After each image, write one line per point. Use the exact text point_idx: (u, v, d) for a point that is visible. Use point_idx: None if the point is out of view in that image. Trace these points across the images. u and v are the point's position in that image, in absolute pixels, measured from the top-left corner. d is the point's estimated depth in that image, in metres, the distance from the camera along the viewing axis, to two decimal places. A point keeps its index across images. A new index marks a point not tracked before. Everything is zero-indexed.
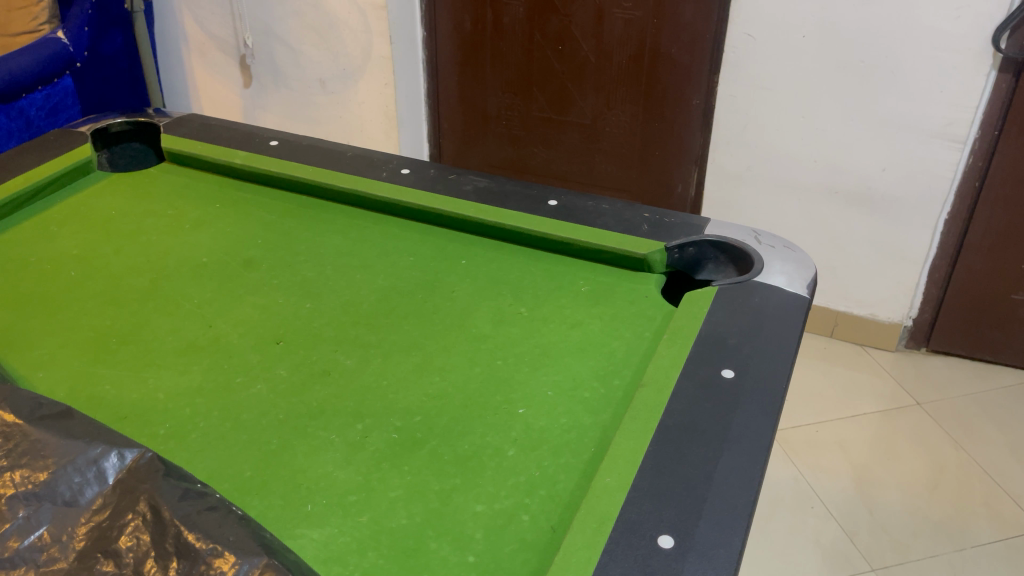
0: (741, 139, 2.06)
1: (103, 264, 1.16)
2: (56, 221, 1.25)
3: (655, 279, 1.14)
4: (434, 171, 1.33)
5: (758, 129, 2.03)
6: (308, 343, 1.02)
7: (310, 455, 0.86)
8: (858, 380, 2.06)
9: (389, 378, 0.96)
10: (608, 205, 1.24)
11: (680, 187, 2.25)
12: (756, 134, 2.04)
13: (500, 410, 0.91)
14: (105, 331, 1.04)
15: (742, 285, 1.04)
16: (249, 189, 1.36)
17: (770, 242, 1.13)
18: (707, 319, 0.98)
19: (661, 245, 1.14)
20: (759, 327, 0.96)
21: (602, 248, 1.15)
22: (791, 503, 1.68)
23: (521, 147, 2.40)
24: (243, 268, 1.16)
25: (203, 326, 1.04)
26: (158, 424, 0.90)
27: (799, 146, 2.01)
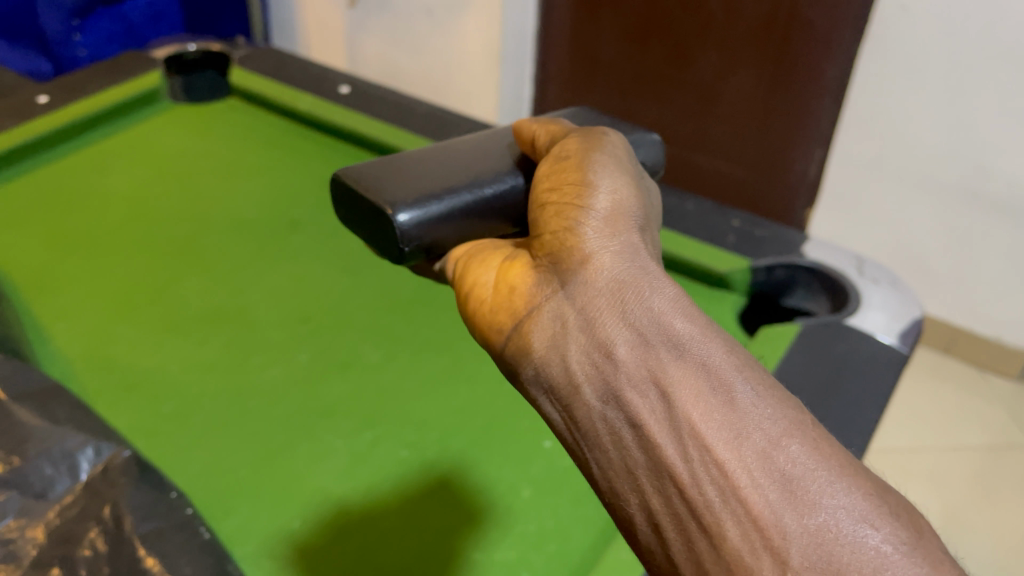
0: (882, 141, 1.70)
1: (149, 207, 1.11)
2: (113, 152, 1.21)
3: (733, 302, 1.01)
4: None
5: (908, 131, 1.65)
6: (335, 327, 0.95)
7: (311, 461, 0.80)
8: (978, 393, 1.85)
9: (411, 383, 0.88)
10: (694, 206, 1.09)
11: (800, 165, 1.85)
12: (908, 130, 1.65)
13: (511, 435, 0.83)
14: (136, 284, 0.99)
15: (832, 332, 0.91)
16: (314, 136, 1.26)
17: (874, 275, 0.99)
18: (779, 371, 0.87)
19: (746, 265, 0.99)
20: (833, 392, 0.84)
21: (675, 257, 1.02)
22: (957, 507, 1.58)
23: (631, 98, 2.00)
24: (287, 230, 1.09)
25: (232, 293, 0.99)
26: (163, 402, 0.85)
27: (961, 142, 1.61)
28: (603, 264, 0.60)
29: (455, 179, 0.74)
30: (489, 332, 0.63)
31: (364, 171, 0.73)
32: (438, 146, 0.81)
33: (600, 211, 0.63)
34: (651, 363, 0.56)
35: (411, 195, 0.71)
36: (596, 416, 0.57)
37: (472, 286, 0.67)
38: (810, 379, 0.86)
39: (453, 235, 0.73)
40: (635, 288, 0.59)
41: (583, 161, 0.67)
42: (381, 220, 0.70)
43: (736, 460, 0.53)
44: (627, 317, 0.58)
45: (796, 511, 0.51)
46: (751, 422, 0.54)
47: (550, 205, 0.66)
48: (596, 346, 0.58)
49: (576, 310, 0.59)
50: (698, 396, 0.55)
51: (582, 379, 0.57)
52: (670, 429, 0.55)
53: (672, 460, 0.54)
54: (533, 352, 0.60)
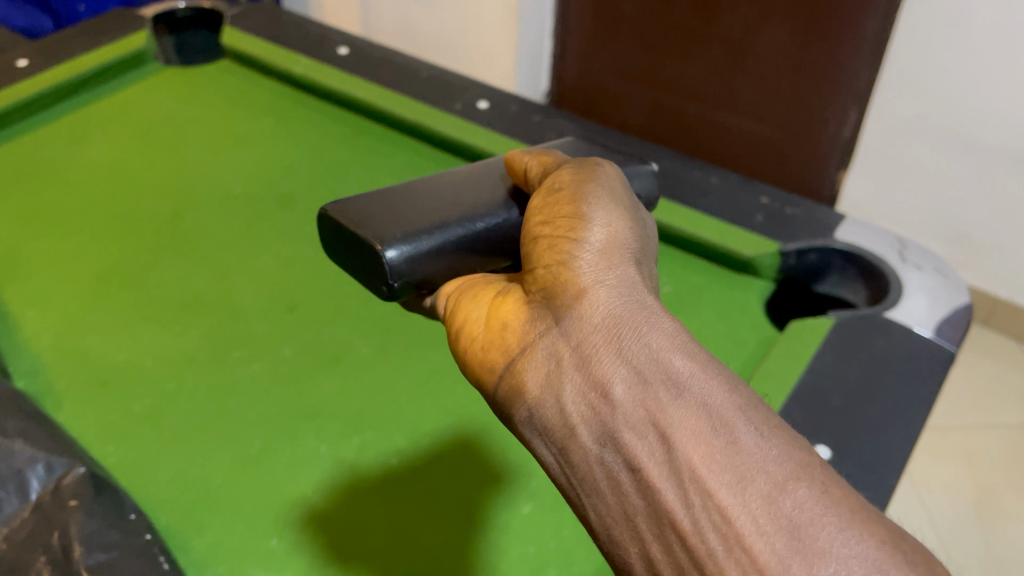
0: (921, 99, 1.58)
1: (130, 180, 1.03)
2: (96, 118, 1.13)
3: (760, 288, 0.92)
4: (518, 107, 1.12)
5: (950, 88, 1.52)
6: (324, 315, 0.87)
7: (292, 469, 0.73)
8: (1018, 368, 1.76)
9: (403, 379, 0.81)
10: (718, 179, 1.00)
11: (832, 126, 1.74)
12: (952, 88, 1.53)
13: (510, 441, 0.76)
14: (113, 265, 0.92)
15: (868, 323, 0.82)
16: (309, 102, 1.18)
17: (918, 260, 0.89)
18: (810, 369, 0.78)
19: (776, 248, 0.90)
20: (871, 393, 0.75)
21: (697, 239, 0.93)
22: (994, 490, 1.50)
23: (655, 53, 1.89)
24: (277, 206, 1.01)
25: (215, 277, 0.91)
26: (135, 400, 0.79)
27: (1012, 101, 1.48)
28: (599, 296, 0.54)
29: (448, 210, 0.67)
30: (480, 372, 0.58)
31: (350, 202, 0.66)
32: (432, 173, 0.74)
33: (597, 239, 0.57)
34: (651, 402, 0.51)
35: (399, 229, 0.64)
36: (592, 460, 0.51)
37: (462, 321, 0.61)
38: (846, 379, 0.77)
39: (445, 272, 0.66)
40: (631, 324, 0.53)
41: (576, 194, 0.60)
42: (366, 255, 0.63)
43: (741, 509, 0.47)
44: (624, 353, 0.52)
45: (804, 562, 0.46)
46: (757, 468, 0.48)
47: (542, 237, 0.59)
48: (591, 386, 0.52)
49: (571, 347, 0.54)
50: (701, 438, 0.49)
51: (578, 422, 0.52)
52: (671, 475, 0.49)
53: (674, 508, 0.48)
54: (526, 393, 0.55)
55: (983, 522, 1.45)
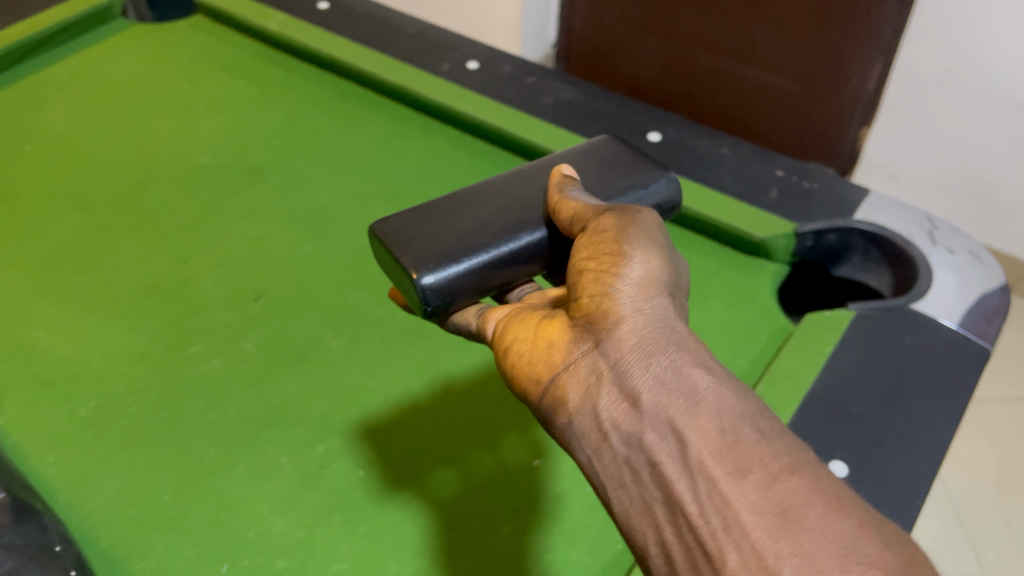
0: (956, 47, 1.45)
1: (88, 152, 0.95)
2: (56, 82, 1.04)
3: (774, 273, 0.83)
4: (511, 68, 1.03)
5: (987, 44, 1.40)
6: (293, 306, 0.79)
7: (250, 483, 0.66)
8: None
9: (378, 379, 0.74)
10: (730, 150, 0.91)
11: (855, 80, 1.51)
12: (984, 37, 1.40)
13: (489, 452, 0.69)
14: (65, 248, 0.84)
15: (892, 316, 0.73)
16: (286, 62, 1.08)
17: (949, 241, 0.79)
18: (825, 371, 0.69)
19: (790, 228, 0.81)
20: (893, 401, 0.67)
21: (705, 218, 0.84)
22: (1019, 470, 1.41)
23: (668, 2, 1.65)
24: (246, 179, 0.92)
25: (175, 261, 0.83)
26: (81, 402, 0.72)
27: None
28: (638, 314, 0.51)
29: (493, 224, 0.62)
30: (524, 389, 0.55)
31: (394, 220, 0.62)
32: (487, 178, 0.68)
33: (643, 263, 0.53)
34: (673, 404, 0.48)
35: (438, 252, 0.60)
36: (618, 459, 0.49)
37: (508, 341, 0.57)
38: (865, 383, 0.68)
39: (488, 287, 0.62)
40: (664, 342, 0.50)
41: (622, 226, 0.56)
42: (405, 280, 0.60)
43: (747, 501, 0.44)
44: (655, 362, 0.49)
45: (792, 538, 0.42)
46: (762, 462, 0.45)
47: (585, 260, 0.55)
48: (623, 392, 0.49)
49: (609, 360, 0.50)
50: (711, 434, 0.46)
51: (608, 425, 0.49)
52: (683, 467, 0.46)
53: (684, 498, 0.45)
54: (568, 405, 0.52)
55: (1007, 503, 1.37)
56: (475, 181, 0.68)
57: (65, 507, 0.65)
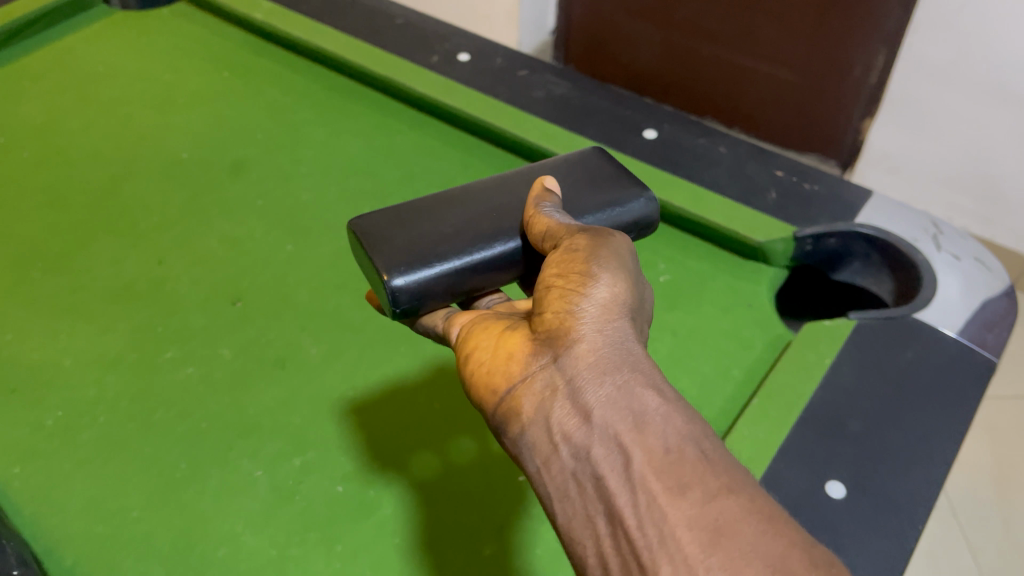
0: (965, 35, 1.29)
1: (63, 145, 0.92)
2: (33, 72, 1.01)
3: (772, 278, 0.80)
4: (502, 61, 0.99)
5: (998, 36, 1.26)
6: (272, 309, 0.76)
7: (222, 498, 0.64)
8: None
9: (358, 388, 0.71)
10: (727, 149, 0.88)
11: (857, 71, 1.49)
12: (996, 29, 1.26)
13: (471, 468, 0.66)
14: (36, 247, 0.81)
15: (894, 328, 0.70)
16: (271, 52, 1.05)
17: (954, 247, 0.76)
18: (822, 386, 0.66)
19: (790, 232, 0.78)
20: (893, 419, 0.64)
21: (701, 220, 0.80)
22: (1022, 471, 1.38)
23: None
24: (226, 174, 0.89)
25: (149, 261, 0.80)
26: (47, 411, 0.69)
27: None
28: (597, 332, 0.51)
29: (473, 226, 0.60)
30: (480, 398, 0.54)
31: (372, 217, 0.60)
32: (471, 182, 0.65)
33: (609, 281, 0.52)
34: (622, 423, 0.47)
35: (412, 253, 0.57)
36: (565, 471, 0.48)
37: (471, 350, 0.56)
38: (864, 400, 0.65)
39: (464, 292, 0.60)
40: (619, 364, 0.49)
41: (591, 243, 0.54)
42: (377, 280, 0.58)
43: (683, 517, 0.43)
44: (609, 378, 0.49)
45: (726, 560, 0.42)
46: (705, 484, 0.45)
47: (550, 274, 0.54)
48: (575, 406, 0.49)
49: (565, 374, 0.50)
50: (655, 451, 0.46)
51: (559, 436, 0.49)
52: (626, 481, 0.46)
53: (624, 512, 0.45)
54: (523, 415, 0.51)
55: (1009, 505, 1.34)
56: (459, 185, 0.65)
57: (28, 523, 0.62)
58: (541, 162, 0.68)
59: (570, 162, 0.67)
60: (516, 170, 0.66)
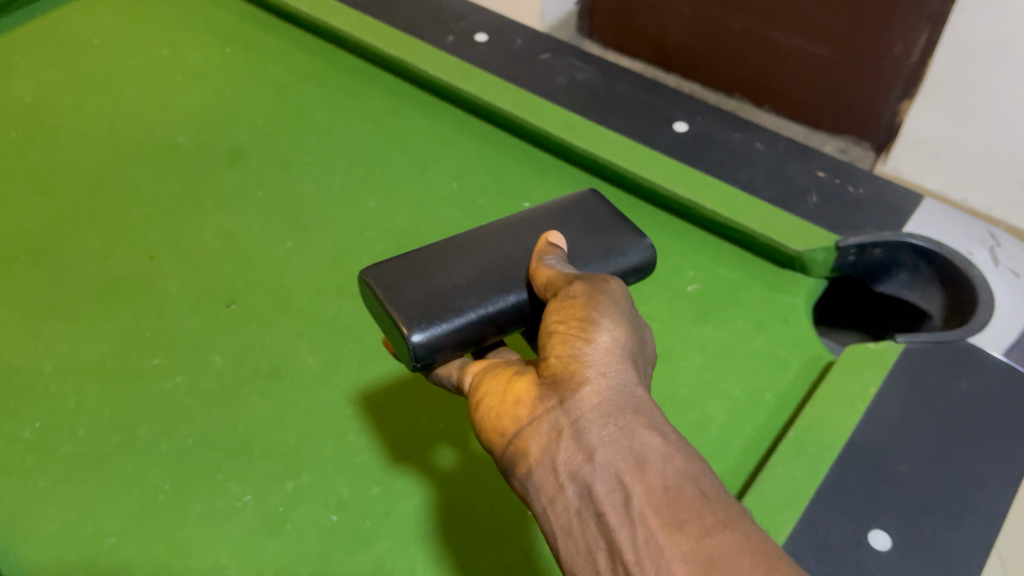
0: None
1: (52, 125, 0.86)
2: (26, 45, 0.95)
3: (811, 288, 0.73)
4: (523, 42, 0.93)
5: None
6: (269, 314, 0.71)
7: (206, 526, 0.59)
8: None
9: (358, 404, 0.65)
10: (763, 146, 0.81)
11: (898, 49, 1.23)
12: None
13: (476, 497, 0.60)
14: (18, 238, 0.76)
15: (944, 356, 0.63)
16: (276, 26, 0.98)
17: (1015, 261, 0.69)
18: (866, 419, 0.60)
19: (833, 241, 0.71)
20: (943, 460, 0.58)
21: (735, 226, 0.74)
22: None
23: None
24: (225, 161, 0.83)
25: (139, 257, 0.75)
26: (24, 422, 0.64)
27: None
28: (602, 373, 0.47)
29: (495, 273, 0.56)
30: (485, 438, 0.50)
31: (385, 265, 0.56)
32: (481, 225, 0.61)
33: (612, 324, 0.49)
34: (624, 462, 0.44)
35: (432, 305, 0.53)
36: (564, 508, 0.45)
37: (481, 396, 0.51)
38: (911, 437, 0.59)
39: (491, 340, 0.56)
40: (623, 403, 0.46)
41: (592, 284, 0.51)
42: (396, 332, 0.54)
43: (679, 552, 0.41)
44: (611, 417, 0.46)
45: None
46: (707, 522, 0.42)
47: (550, 320, 0.51)
48: (579, 446, 0.45)
49: (571, 415, 0.46)
50: (655, 488, 0.44)
51: (565, 475, 0.46)
52: (626, 517, 0.43)
53: (623, 545, 0.43)
54: (529, 456, 0.47)
55: None
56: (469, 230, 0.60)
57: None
58: (552, 201, 0.63)
59: (577, 205, 0.62)
60: (525, 212, 0.62)
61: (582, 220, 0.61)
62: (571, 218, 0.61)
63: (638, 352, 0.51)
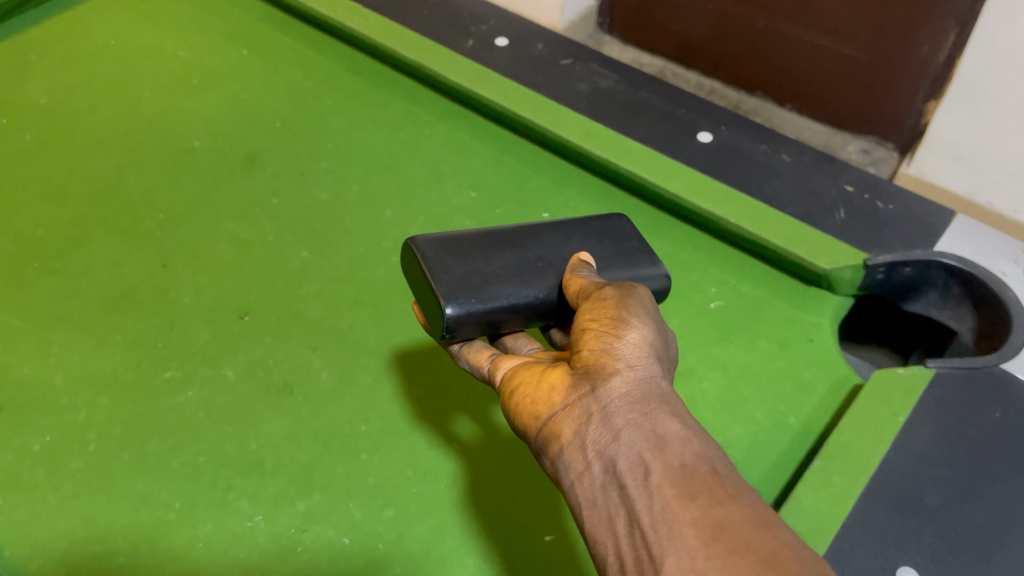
0: None
1: (67, 129, 0.85)
2: (43, 45, 0.94)
3: (834, 307, 0.71)
4: (544, 47, 0.91)
5: None
6: (282, 326, 0.70)
7: (216, 548, 0.58)
8: None
9: (372, 422, 0.64)
10: (790, 158, 0.79)
11: (924, 50, 1.13)
12: None
13: (490, 523, 0.59)
14: (31, 245, 0.75)
15: (976, 384, 0.61)
16: (294, 28, 0.97)
17: None
18: (894, 449, 0.58)
19: (859, 260, 0.69)
20: (975, 494, 0.56)
21: (759, 241, 0.72)
22: None
23: None
24: (240, 167, 0.82)
25: (152, 265, 0.74)
26: (34, 436, 0.63)
27: None
28: (631, 364, 0.47)
29: (536, 264, 0.55)
30: (518, 424, 0.50)
31: (434, 238, 0.55)
32: (524, 225, 0.59)
33: (643, 323, 0.49)
34: (647, 441, 0.44)
35: (471, 283, 0.53)
36: (589, 485, 0.45)
37: (511, 383, 0.51)
38: (942, 469, 0.57)
39: (511, 326, 0.56)
40: (650, 392, 0.46)
41: (625, 286, 0.52)
42: (431, 300, 0.53)
43: (691, 519, 0.40)
44: (637, 402, 0.46)
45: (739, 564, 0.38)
46: (723, 496, 0.41)
47: (581, 318, 0.51)
48: (606, 427, 0.45)
49: (600, 400, 0.46)
50: (673, 464, 0.43)
51: (593, 454, 0.45)
52: (644, 488, 0.42)
53: (640, 512, 0.42)
54: (560, 437, 0.47)
55: None
56: (515, 226, 0.59)
57: (8, 566, 0.57)
58: (592, 216, 0.62)
59: (612, 227, 0.61)
60: (564, 221, 0.60)
61: (614, 242, 0.59)
62: (605, 236, 0.60)
63: (667, 354, 0.50)
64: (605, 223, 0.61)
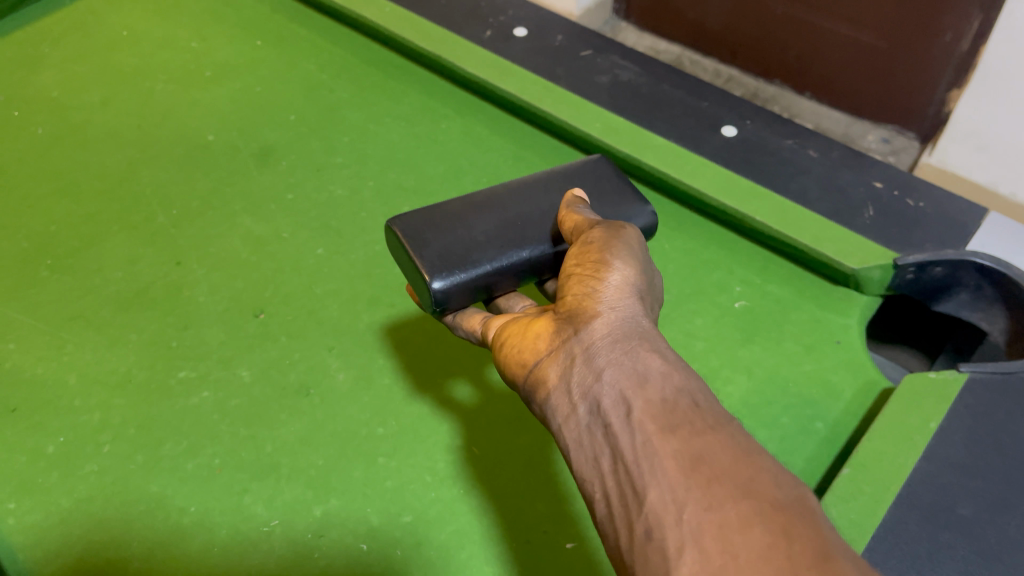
0: None
1: (80, 123, 0.84)
2: (54, 36, 0.93)
3: (863, 307, 0.69)
4: (563, 38, 0.89)
5: None
6: (298, 326, 0.68)
7: (232, 554, 0.57)
8: None
9: (389, 425, 0.63)
10: (818, 154, 0.77)
11: (948, 36, 1.09)
12: None
13: (509, 530, 0.57)
14: (44, 242, 0.74)
15: (1014, 392, 0.59)
16: (308, 18, 0.95)
17: None
18: (926, 458, 0.56)
19: (891, 260, 0.67)
20: (1011, 506, 0.54)
21: (785, 240, 0.70)
22: None
23: None
24: (255, 162, 0.81)
25: (166, 263, 0.73)
26: (48, 438, 0.62)
27: None
28: (613, 305, 0.48)
29: (517, 225, 0.56)
30: (510, 375, 0.51)
31: (410, 215, 0.56)
32: (503, 182, 0.60)
33: (626, 263, 0.49)
34: (628, 379, 0.45)
35: (453, 254, 0.54)
36: (575, 426, 0.46)
37: (501, 334, 0.52)
38: (976, 479, 0.55)
39: (504, 289, 0.57)
40: (632, 330, 0.47)
41: (610, 226, 0.52)
42: (417, 279, 0.54)
43: (671, 451, 0.40)
44: (618, 341, 0.46)
45: (715, 491, 0.38)
46: (702, 426, 0.41)
47: (568, 264, 0.52)
48: (590, 367, 0.46)
49: (583, 342, 0.47)
50: (654, 400, 0.43)
51: (578, 396, 0.46)
52: (626, 425, 0.43)
53: (623, 448, 0.42)
54: (547, 382, 0.48)
55: None
56: (494, 186, 0.60)
57: (22, 571, 0.56)
58: (570, 162, 0.62)
59: (592, 169, 0.61)
60: (543, 172, 0.61)
61: (598, 184, 0.60)
62: (588, 181, 0.60)
63: (652, 292, 0.51)
64: (585, 166, 0.61)
